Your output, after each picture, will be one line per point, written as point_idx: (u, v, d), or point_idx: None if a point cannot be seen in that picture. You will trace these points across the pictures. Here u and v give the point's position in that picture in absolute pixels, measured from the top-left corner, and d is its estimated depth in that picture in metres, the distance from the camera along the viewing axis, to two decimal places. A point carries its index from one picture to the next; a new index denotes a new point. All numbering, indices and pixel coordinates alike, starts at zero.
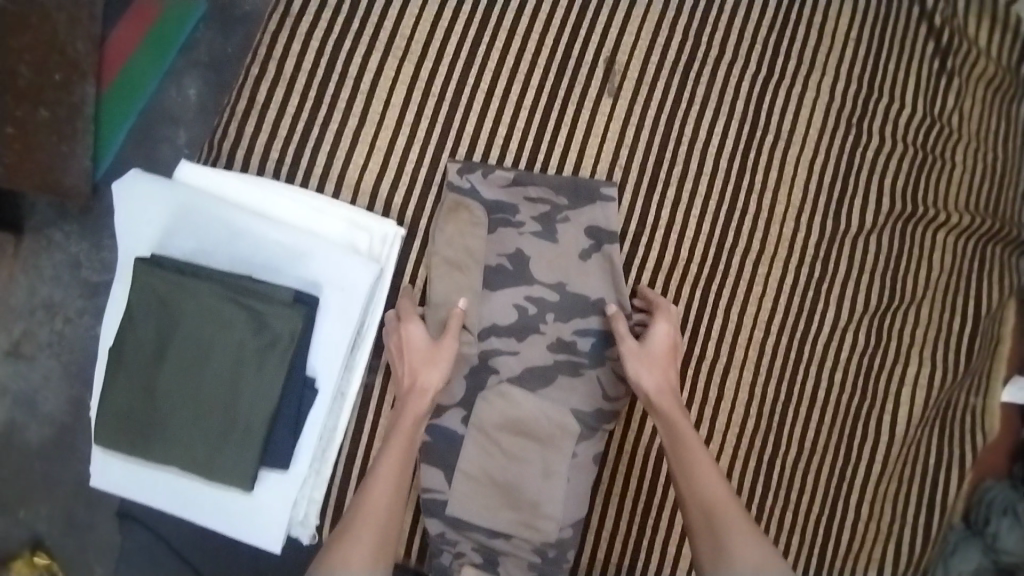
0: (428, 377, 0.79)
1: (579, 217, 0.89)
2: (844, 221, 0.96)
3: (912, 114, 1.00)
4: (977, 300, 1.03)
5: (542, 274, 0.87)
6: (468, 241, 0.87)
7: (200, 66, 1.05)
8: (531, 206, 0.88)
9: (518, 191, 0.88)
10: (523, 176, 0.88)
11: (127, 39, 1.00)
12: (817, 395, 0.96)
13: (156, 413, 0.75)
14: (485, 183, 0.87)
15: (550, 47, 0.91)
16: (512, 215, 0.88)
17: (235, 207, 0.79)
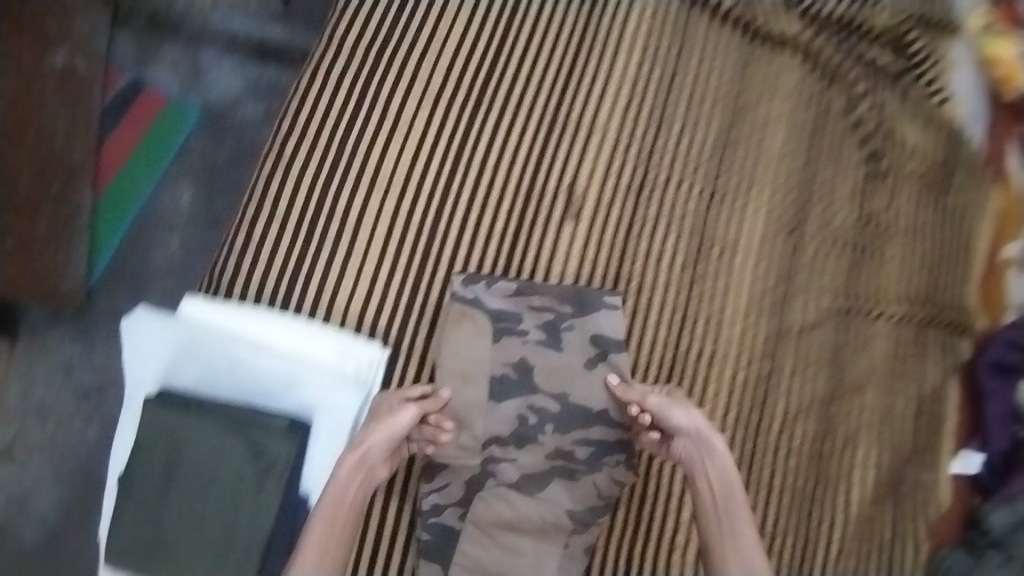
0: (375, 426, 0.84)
1: (589, 327, 0.99)
2: (786, 321, 1.07)
3: (843, 220, 1.12)
4: (920, 381, 1.11)
5: (544, 381, 0.97)
6: (473, 351, 0.98)
7: (187, 174, 1.22)
8: (537, 318, 0.99)
9: (521, 302, 0.99)
10: (530, 290, 1.00)
11: (128, 138, 1.22)
12: (773, 481, 1.04)
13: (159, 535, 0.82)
14: (490, 295, 0.99)
15: (515, 184, 1.04)
16: (517, 324, 0.98)
17: (235, 341, 0.88)
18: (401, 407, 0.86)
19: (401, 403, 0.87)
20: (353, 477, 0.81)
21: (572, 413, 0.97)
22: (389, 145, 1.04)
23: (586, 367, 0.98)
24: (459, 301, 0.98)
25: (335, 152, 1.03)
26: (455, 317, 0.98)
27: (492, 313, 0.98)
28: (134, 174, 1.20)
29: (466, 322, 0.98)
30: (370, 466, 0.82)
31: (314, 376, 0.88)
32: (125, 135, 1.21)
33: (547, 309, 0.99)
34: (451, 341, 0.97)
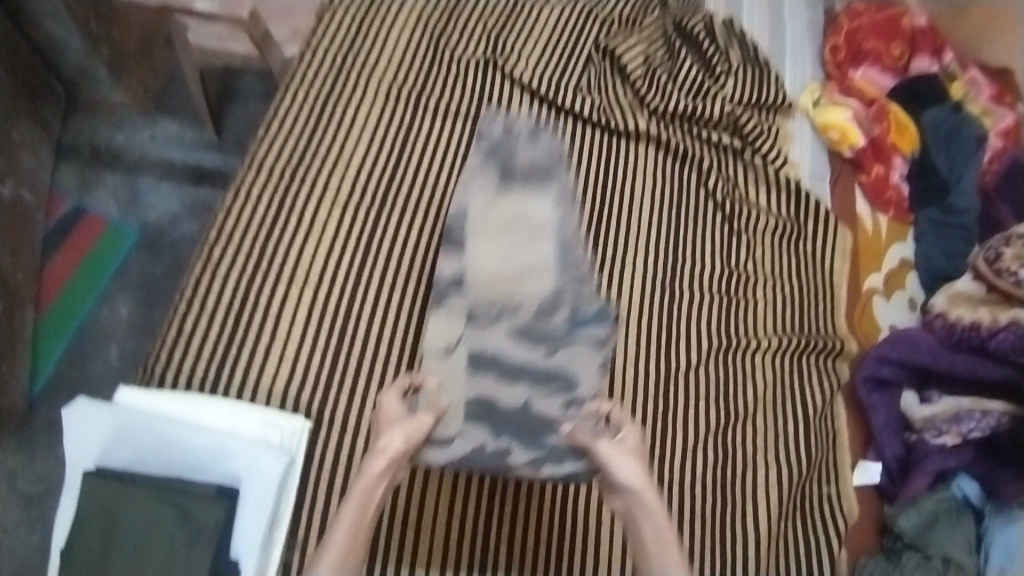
0: (387, 440, 0.89)
1: (553, 174, 0.97)
2: (674, 360, 1.19)
3: (713, 269, 1.28)
4: (804, 404, 1.23)
5: (506, 350, 0.92)
6: (504, 207, 0.95)
7: (132, 287, 1.56)
8: (523, 128, 1.00)
9: (530, 163, 0.97)
10: (516, 127, 0.99)
11: (64, 268, 1.56)
12: (682, 508, 1.12)
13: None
14: (514, 145, 0.98)
15: (420, 265, 1.19)
16: (511, 219, 0.94)
17: (167, 422, 0.99)
18: (403, 415, 0.91)
19: (396, 416, 0.91)
20: (362, 495, 0.86)
21: (515, 416, 0.93)
22: (308, 239, 1.17)
23: (538, 392, 0.93)
24: (454, 218, 0.96)
25: (259, 250, 1.15)
26: (470, 224, 0.95)
27: (505, 159, 0.97)
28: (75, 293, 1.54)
29: (479, 169, 0.98)
30: (388, 455, 0.87)
31: (239, 448, 0.97)
32: (70, 253, 1.58)
33: (533, 132, 1.00)
34: (471, 235, 0.95)
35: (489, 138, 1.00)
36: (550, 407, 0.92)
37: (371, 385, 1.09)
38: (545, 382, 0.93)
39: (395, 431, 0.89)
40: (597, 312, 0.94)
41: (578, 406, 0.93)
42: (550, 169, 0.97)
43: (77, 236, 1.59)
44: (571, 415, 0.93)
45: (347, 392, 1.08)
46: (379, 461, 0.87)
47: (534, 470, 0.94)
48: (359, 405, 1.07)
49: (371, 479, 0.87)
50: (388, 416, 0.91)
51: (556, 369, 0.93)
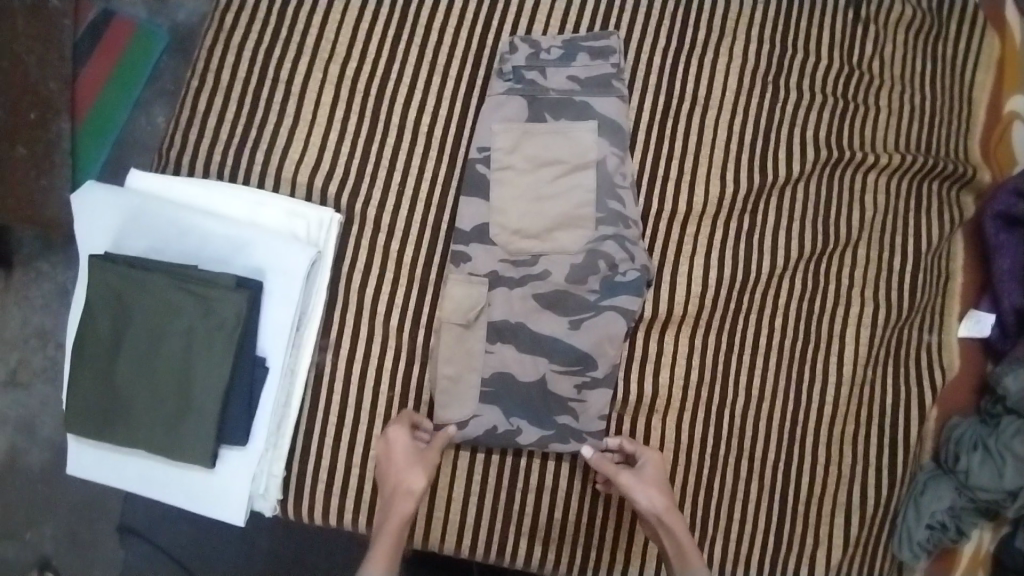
0: (412, 479, 0.84)
1: (593, 108, 0.92)
2: (771, 172, 0.99)
3: (828, 66, 1.03)
4: (917, 237, 1.03)
5: (529, 323, 0.90)
6: (530, 149, 0.91)
7: (163, 94, 1.22)
8: (554, 58, 0.93)
9: (566, 94, 0.92)
10: (543, 62, 0.92)
11: (96, 74, 1.20)
12: (759, 341, 0.99)
13: (130, 393, 0.84)
14: (545, 80, 0.92)
15: (467, 39, 0.96)
16: (547, 153, 0.91)
17: (181, 208, 0.87)
18: (415, 454, 0.87)
19: (408, 451, 0.87)
20: (387, 521, 0.82)
21: (533, 392, 0.91)
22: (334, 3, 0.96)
23: (556, 369, 0.91)
24: (477, 167, 0.91)
25: (278, 16, 0.95)
26: (497, 170, 0.90)
27: (535, 95, 0.92)
28: (110, 100, 1.19)
29: (506, 108, 0.92)
30: (416, 493, 0.84)
31: (260, 237, 0.85)
32: (98, 66, 1.20)
33: (564, 61, 0.93)
34: (497, 184, 0.90)
35: (512, 71, 0.92)
36: (564, 387, 0.91)
37: (409, 181, 0.92)
38: (565, 361, 0.90)
39: (419, 469, 0.85)
40: (632, 279, 0.91)
41: (591, 389, 0.92)
42: (585, 103, 0.92)
43: (106, 44, 1.21)
44: (585, 398, 0.92)
45: (380, 187, 0.92)
46: (404, 495, 0.83)
47: (541, 448, 0.92)
48: (395, 204, 0.92)
49: (400, 505, 0.83)
50: (400, 452, 0.86)
51: (580, 345, 0.90)
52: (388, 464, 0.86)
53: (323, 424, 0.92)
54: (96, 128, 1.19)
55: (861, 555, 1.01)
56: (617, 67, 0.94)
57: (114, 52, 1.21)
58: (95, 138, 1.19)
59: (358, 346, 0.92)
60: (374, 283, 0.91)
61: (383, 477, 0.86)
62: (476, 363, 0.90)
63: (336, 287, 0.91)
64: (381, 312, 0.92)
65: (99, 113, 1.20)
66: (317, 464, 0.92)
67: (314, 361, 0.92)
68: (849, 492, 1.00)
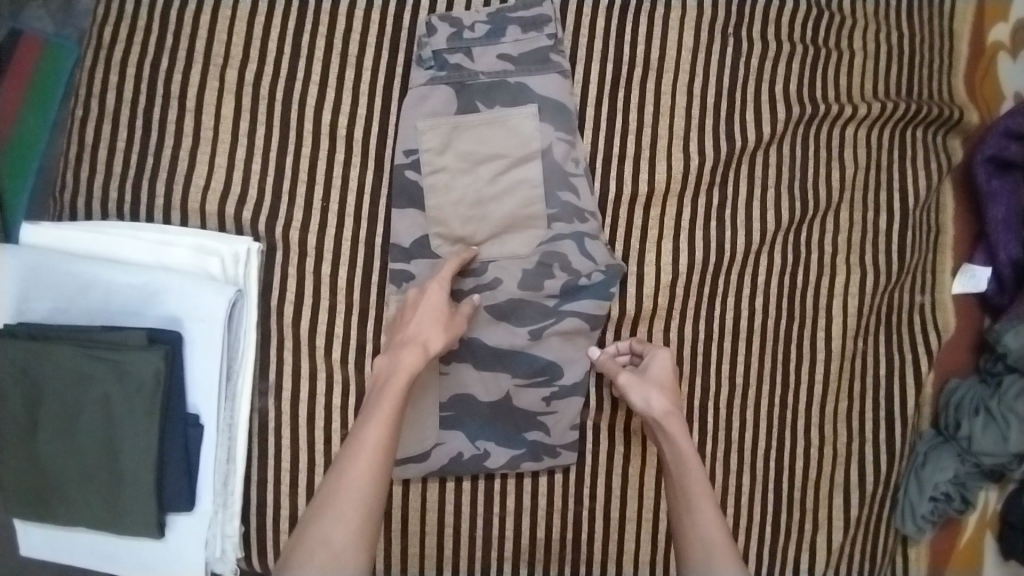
0: (434, 335, 0.74)
1: (532, 90, 0.81)
2: (739, 137, 0.88)
3: (794, 10, 0.91)
4: (902, 191, 0.94)
5: (486, 338, 0.82)
6: (463, 144, 0.80)
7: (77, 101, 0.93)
8: (480, 35, 0.81)
9: (498, 76, 0.81)
10: (467, 42, 0.80)
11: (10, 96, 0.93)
12: (740, 325, 0.88)
13: (57, 471, 0.76)
14: (472, 63, 0.80)
15: (378, 20, 0.83)
16: (483, 148, 0.80)
17: (78, 260, 0.76)
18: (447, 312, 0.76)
19: (442, 304, 0.76)
20: (394, 373, 0.71)
21: (495, 410, 0.83)
22: None
23: (520, 384, 0.82)
24: (406, 173, 0.81)
25: (160, 20, 0.82)
26: (429, 174, 0.80)
27: (463, 83, 0.80)
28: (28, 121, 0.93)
29: (430, 101, 0.80)
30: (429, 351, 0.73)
31: (169, 283, 0.76)
32: (9, 93, 0.93)
33: (492, 38, 0.81)
34: (432, 191, 0.80)
35: (433, 57, 0.80)
36: (531, 401, 0.83)
37: (333, 195, 0.82)
38: (529, 374, 0.82)
39: (443, 330, 0.75)
40: (595, 280, 0.82)
41: (561, 399, 0.83)
42: (521, 84, 0.81)
43: (13, 65, 0.93)
44: (555, 409, 0.83)
45: (302, 206, 0.82)
46: (420, 351, 0.72)
47: (512, 469, 0.84)
48: (320, 223, 0.82)
49: (411, 360, 0.71)
50: (433, 302, 0.76)
51: (543, 355, 0.82)
52: (421, 308, 0.75)
53: (276, 473, 0.84)
54: (15, 163, 0.93)
55: (863, 535, 0.96)
56: (555, 39, 0.82)
57: (25, 72, 0.94)
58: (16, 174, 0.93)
59: (301, 386, 0.83)
60: (309, 314, 0.82)
61: (407, 322, 0.75)
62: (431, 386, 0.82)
63: (268, 324, 0.82)
64: (321, 344, 0.82)
65: (17, 149, 0.93)
66: (276, 515, 0.84)
67: (256, 407, 0.83)
68: (847, 474, 0.93)
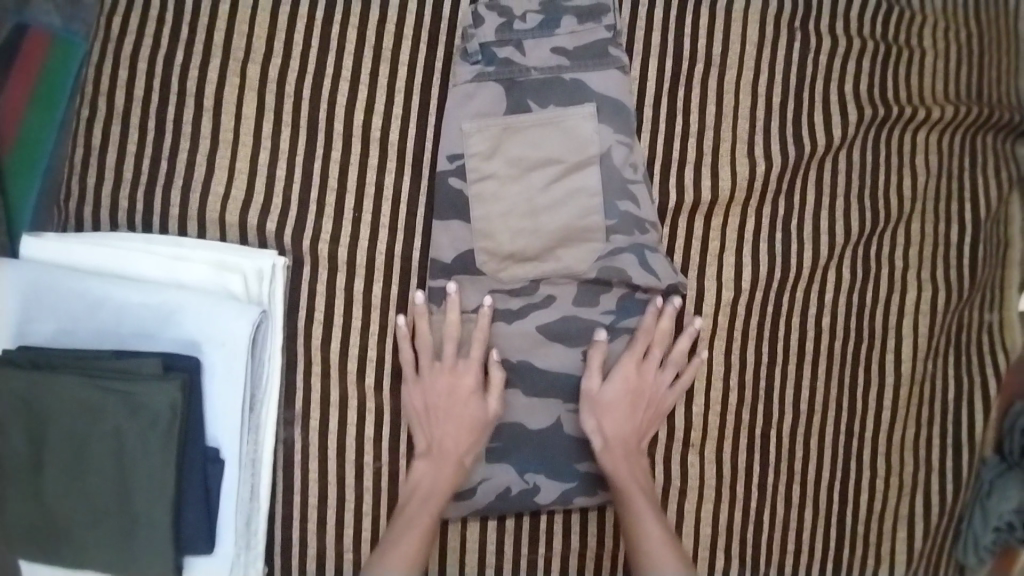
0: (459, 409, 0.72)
1: (589, 89, 0.74)
2: (808, 143, 0.82)
3: (864, 3, 0.85)
4: (974, 201, 0.88)
5: (537, 361, 0.75)
6: (514, 149, 0.72)
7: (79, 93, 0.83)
8: (532, 26, 0.73)
9: (552, 72, 0.73)
10: (518, 33, 0.73)
11: (19, 91, 0.84)
12: (806, 346, 0.83)
13: (53, 522, 0.67)
14: (523, 57, 0.73)
15: (417, 11, 0.75)
16: (535, 153, 0.73)
17: (85, 277, 0.68)
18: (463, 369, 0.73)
19: (476, 395, 0.73)
20: (435, 486, 0.72)
21: (547, 440, 0.76)
22: None
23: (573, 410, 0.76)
24: (449, 181, 0.73)
25: (173, 9, 0.74)
26: (475, 182, 0.72)
27: (514, 79, 0.73)
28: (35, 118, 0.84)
29: (477, 100, 0.73)
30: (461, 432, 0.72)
31: (187, 303, 0.68)
32: (14, 87, 0.84)
33: (545, 29, 0.73)
34: (478, 199, 0.72)
35: (480, 50, 0.73)
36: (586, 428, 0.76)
37: (367, 204, 0.74)
38: None
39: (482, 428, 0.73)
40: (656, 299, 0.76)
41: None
42: (578, 80, 0.74)
43: (17, 62, 0.84)
44: None
45: (331, 216, 0.74)
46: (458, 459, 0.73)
47: (564, 504, 0.77)
48: (354, 235, 0.74)
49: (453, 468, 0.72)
50: (467, 396, 0.72)
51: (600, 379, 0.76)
52: (455, 406, 0.72)
53: (303, 510, 0.76)
54: (23, 164, 0.84)
55: (924, 567, 0.90)
56: (614, 30, 0.74)
57: (33, 66, 0.84)
58: (23, 176, 0.84)
59: (332, 414, 0.75)
60: (341, 335, 0.74)
61: (437, 424, 0.73)
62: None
63: (295, 347, 0.74)
64: (354, 368, 0.75)
65: (24, 147, 0.84)
66: (302, 556, 0.76)
67: (280, 437, 0.75)
68: (912, 503, 0.88)
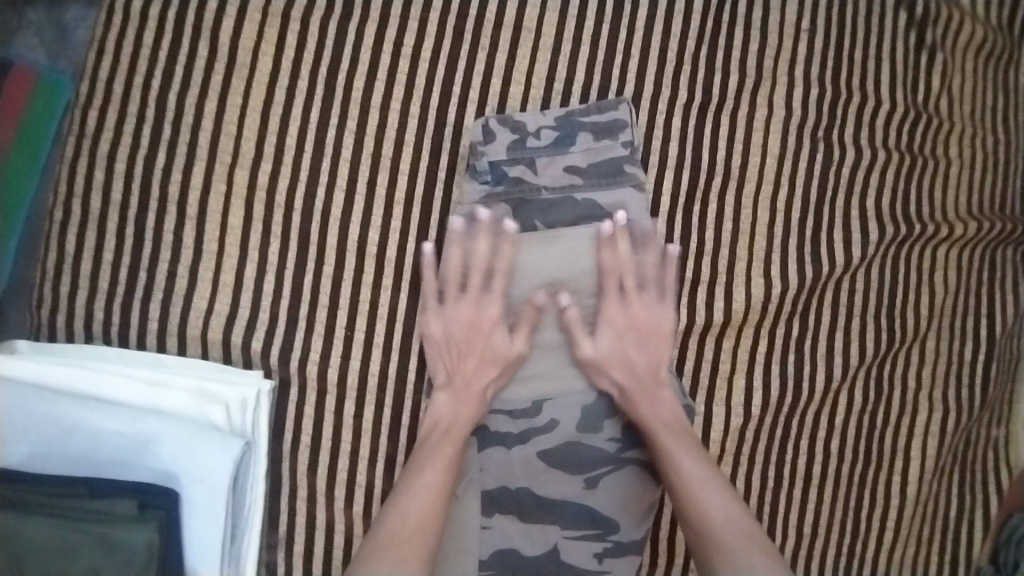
0: (481, 350, 0.69)
1: (603, 207, 0.71)
2: (825, 262, 0.78)
3: (890, 112, 0.81)
4: (990, 318, 0.86)
5: (535, 488, 0.72)
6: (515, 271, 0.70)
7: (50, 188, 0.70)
8: (547, 143, 0.70)
9: (564, 192, 0.70)
10: (531, 150, 0.70)
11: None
12: (812, 468, 0.81)
13: None
14: (536, 176, 0.70)
15: (420, 117, 0.71)
16: (539, 275, 0.70)
17: (53, 402, 0.63)
18: (479, 304, 0.69)
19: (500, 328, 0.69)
20: (454, 423, 0.67)
21: (541, 571, 0.72)
22: (232, 79, 0.70)
23: (570, 537, 0.72)
24: (447, 303, 0.69)
25: (156, 105, 0.69)
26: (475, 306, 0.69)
27: (524, 198, 0.70)
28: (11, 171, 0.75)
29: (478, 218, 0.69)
30: (486, 376, 0.68)
31: (165, 437, 0.63)
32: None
33: (560, 146, 0.70)
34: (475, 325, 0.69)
35: (490, 167, 0.70)
36: (582, 557, 0.72)
37: (361, 322, 0.70)
38: (580, 525, 0.72)
39: (504, 364, 0.69)
40: None
41: (616, 556, 0.72)
42: (591, 201, 0.71)
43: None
44: (609, 569, 0.72)
45: (322, 335, 0.70)
46: (481, 397, 0.68)
47: None
48: (346, 356, 0.70)
49: (475, 408, 0.67)
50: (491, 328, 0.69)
51: (600, 506, 0.72)
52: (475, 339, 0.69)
53: None
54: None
55: None
56: (631, 147, 0.71)
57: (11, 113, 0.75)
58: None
59: (317, 539, 0.71)
60: (329, 458, 0.71)
61: (457, 357, 0.69)
62: (469, 541, 0.71)
63: (280, 470, 0.70)
64: (341, 493, 0.71)
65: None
66: None
67: (263, 563, 0.71)
68: None
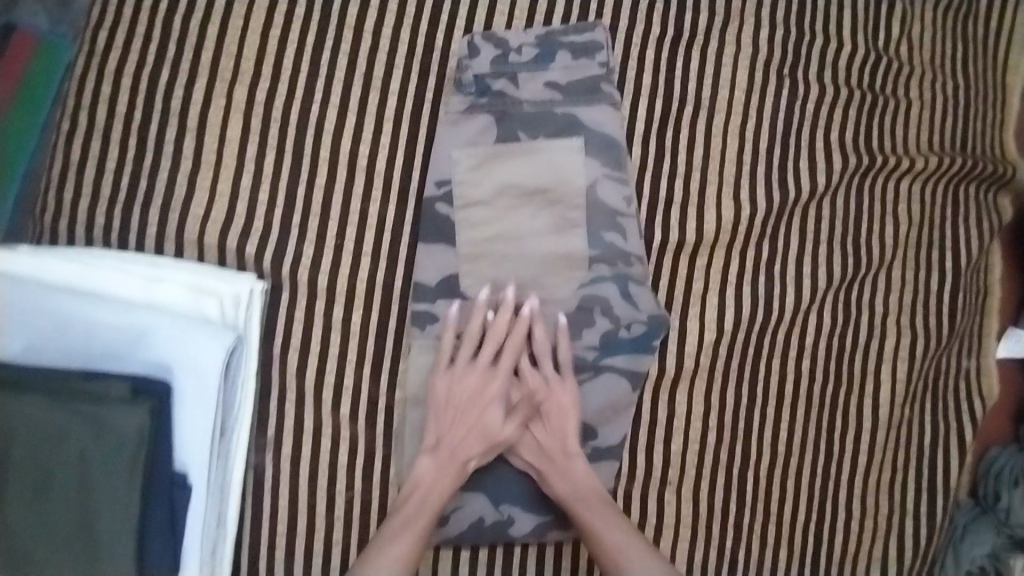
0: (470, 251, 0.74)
1: (579, 120, 0.76)
2: (792, 188, 0.83)
3: (851, 53, 0.86)
4: (955, 250, 0.89)
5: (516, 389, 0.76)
6: (502, 177, 0.74)
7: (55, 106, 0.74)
8: (528, 60, 0.76)
9: (544, 105, 0.75)
10: (513, 66, 0.75)
11: None
12: (784, 388, 0.83)
13: None
14: (517, 90, 0.75)
15: (408, 43, 0.76)
16: (524, 182, 0.74)
17: (53, 294, 0.66)
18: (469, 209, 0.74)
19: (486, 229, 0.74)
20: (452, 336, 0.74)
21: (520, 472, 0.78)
22: (233, 6, 0.75)
23: None
24: (436, 206, 0.74)
25: (162, 30, 0.74)
26: (463, 208, 0.74)
27: (506, 110, 0.75)
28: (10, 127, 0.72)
29: (468, 128, 0.75)
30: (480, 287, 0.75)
31: (160, 326, 0.66)
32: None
33: (540, 63, 0.76)
34: (463, 226, 0.74)
35: (474, 82, 0.75)
36: None
37: (349, 232, 0.74)
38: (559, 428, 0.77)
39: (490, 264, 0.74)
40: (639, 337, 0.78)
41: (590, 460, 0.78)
42: (570, 114, 0.76)
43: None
44: None
45: (311, 242, 0.74)
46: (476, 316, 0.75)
47: (538, 537, 0.77)
48: (334, 262, 0.74)
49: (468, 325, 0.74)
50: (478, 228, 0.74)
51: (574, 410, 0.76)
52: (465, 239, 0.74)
53: (269, 537, 0.74)
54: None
55: None
56: (606, 67, 0.77)
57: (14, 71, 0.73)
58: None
59: (304, 439, 0.74)
60: (317, 361, 0.74)
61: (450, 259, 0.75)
62: None
63: (269, 372, 0.73)
64: (328, 395, 0.74)
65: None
66: None
67: (251, 463, 0.74)
68: (885, 546, 0.88)
